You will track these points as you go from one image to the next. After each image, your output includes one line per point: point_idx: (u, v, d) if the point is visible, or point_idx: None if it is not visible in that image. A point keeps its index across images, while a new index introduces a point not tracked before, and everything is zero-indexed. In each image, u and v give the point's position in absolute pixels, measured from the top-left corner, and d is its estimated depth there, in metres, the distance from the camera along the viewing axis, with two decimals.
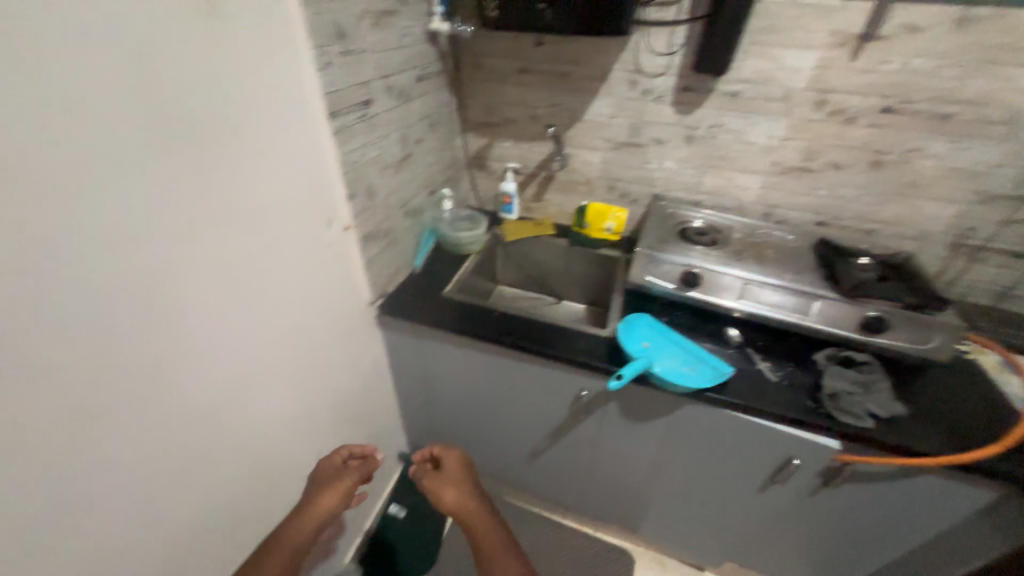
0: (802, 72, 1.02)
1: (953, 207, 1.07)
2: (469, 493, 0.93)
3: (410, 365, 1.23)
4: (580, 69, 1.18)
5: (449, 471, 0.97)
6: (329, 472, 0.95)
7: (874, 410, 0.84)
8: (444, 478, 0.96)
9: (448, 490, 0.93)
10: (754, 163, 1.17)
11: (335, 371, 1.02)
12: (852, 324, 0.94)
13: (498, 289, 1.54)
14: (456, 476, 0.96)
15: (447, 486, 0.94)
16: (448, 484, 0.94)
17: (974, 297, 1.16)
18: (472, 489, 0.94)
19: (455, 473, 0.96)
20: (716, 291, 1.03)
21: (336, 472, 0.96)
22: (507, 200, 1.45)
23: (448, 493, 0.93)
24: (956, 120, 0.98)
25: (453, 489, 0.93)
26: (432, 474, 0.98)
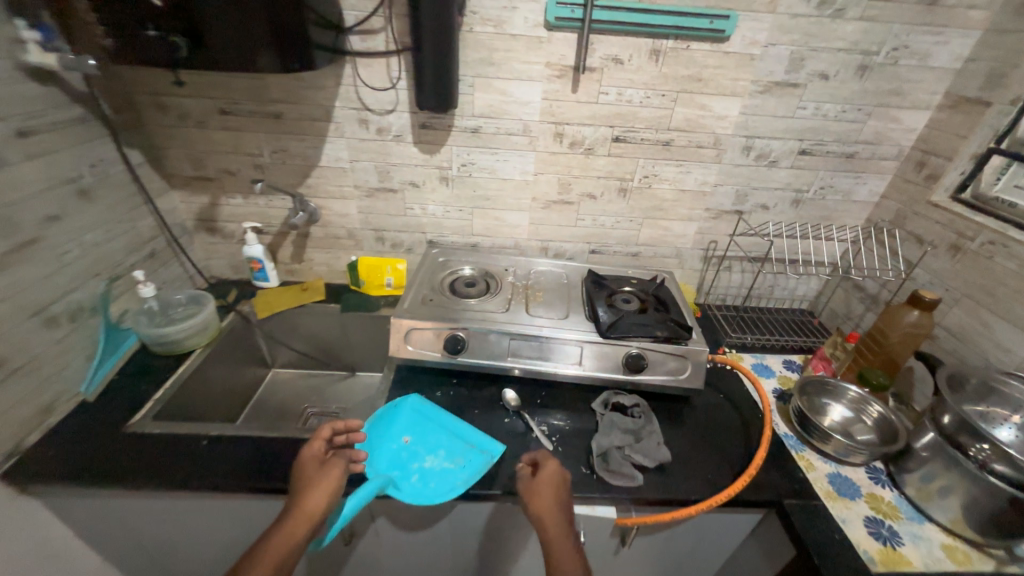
0: (533, 105, 0.96)
1: (694, 225, 1.13)
2: (559, 501, 0.66)
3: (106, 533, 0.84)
4: (297, 108, 0.96)
5: (544, 477, 0.68)
6: (311, 466, 0.68)
7: (639, 462, 0.79)
8: (543, 481, 0.67)
9: (537, 496, 0.66)
10: (516, 200, 1.10)
11: None
12: (617, 365, 0.89)
13: (273, 374, 1.26)
14: (556, 482, 0.68)
15: (545, 489, 0.67)
16: (543, 487, 0.67)
17: (728, 300, 1.26)
18: (560, 497, 0.66)
19: (553, 478, 0.68)
20: (485, 352, 0.91)
21: (322, 462, 0.69)
22: (258, 266, 1.14)
23: (541, 500, 0.66)
24: (675, 146, 1.01)
25: (548, 495, 0.66)
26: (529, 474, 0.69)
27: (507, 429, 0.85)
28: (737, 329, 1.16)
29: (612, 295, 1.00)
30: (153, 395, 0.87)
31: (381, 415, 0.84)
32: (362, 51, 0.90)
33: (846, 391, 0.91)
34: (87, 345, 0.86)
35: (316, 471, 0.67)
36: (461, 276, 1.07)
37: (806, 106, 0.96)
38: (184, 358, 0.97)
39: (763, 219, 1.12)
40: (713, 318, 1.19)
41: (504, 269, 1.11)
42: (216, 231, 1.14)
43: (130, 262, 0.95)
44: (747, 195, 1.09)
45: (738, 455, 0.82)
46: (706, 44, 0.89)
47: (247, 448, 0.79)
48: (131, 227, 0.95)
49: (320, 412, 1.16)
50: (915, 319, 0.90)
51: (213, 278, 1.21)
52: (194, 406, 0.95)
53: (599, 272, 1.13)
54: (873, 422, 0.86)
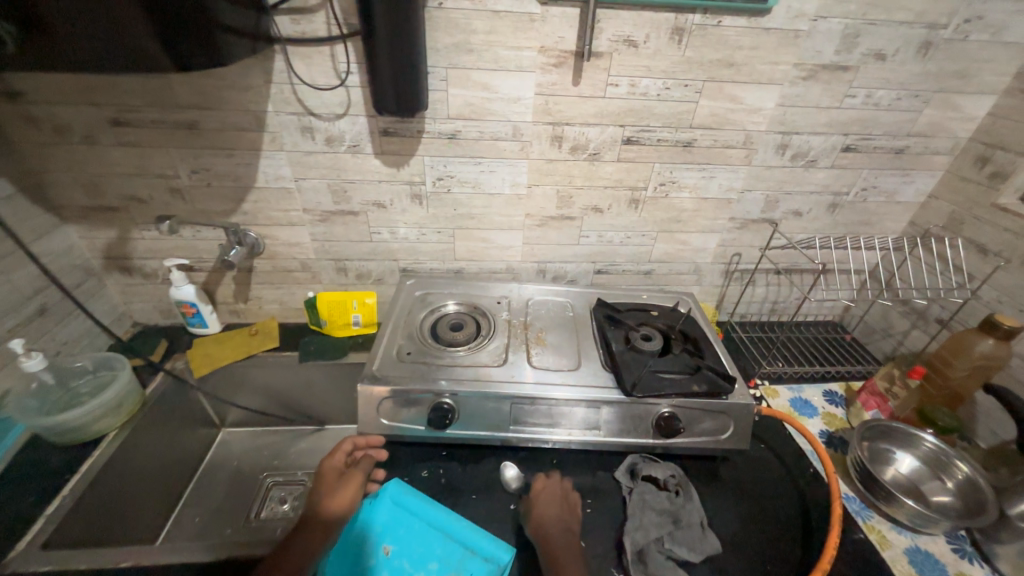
0: (524, 103, 0.76)
1: (716, 237, 0.96)
2: (566, 516, 0.66)
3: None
4: (217, 115, 0.74)
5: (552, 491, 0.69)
6: (331, 477, 0.69)
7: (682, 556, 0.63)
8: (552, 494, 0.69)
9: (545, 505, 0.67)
10: (507, 218, 0.90)
11: None
12: (645, 427, 0.72)
13: (223, 436, 1.04)
14: (562, 497, 0.69)
15: (552, 501, 0.68)
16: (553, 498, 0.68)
17: (751, 317, 1.11)
18: (566, 512, 0.67)
19: (559, 490, 0.70)
20: (480, 419, 0.72)
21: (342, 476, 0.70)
22: (191, 311, 0.92)
23: (548, 510, 0.66)
24: (698, 147, 0.83)
25: (554, 507, 0.67)
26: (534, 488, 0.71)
27: (513, 519, 0.68)
28: (766, 354, 1.01)
29: (629, 333, 0.82)
30: (45, 510, 0.65)
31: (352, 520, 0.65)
32: (296, 37, 0.68)
33: (920, 441, 0.77)
34: None
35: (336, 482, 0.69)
36: (444, 315, 0.87)
37: (856, 93, 0.79)
38: (93, 444, 0.75)
39: (795, 227, 0.96)
40: (739, 342, 1.04)
41: (496, 302, 0.91)
42: (132, 271, 0.91)
43: (4, 328, 0.73)
44: (779, 200, 0.92)
45: (796, 534, 0.67)
46: (741, 19, 0.70)
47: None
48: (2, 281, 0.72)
49: (283, 482, 0.96)
50: (989, 349, 0.76)
51: (137, 325, 0.98)
52: (109, 506, 0.74)
53: (608, 298, 0.95)
54: (956, 484, 0.72)
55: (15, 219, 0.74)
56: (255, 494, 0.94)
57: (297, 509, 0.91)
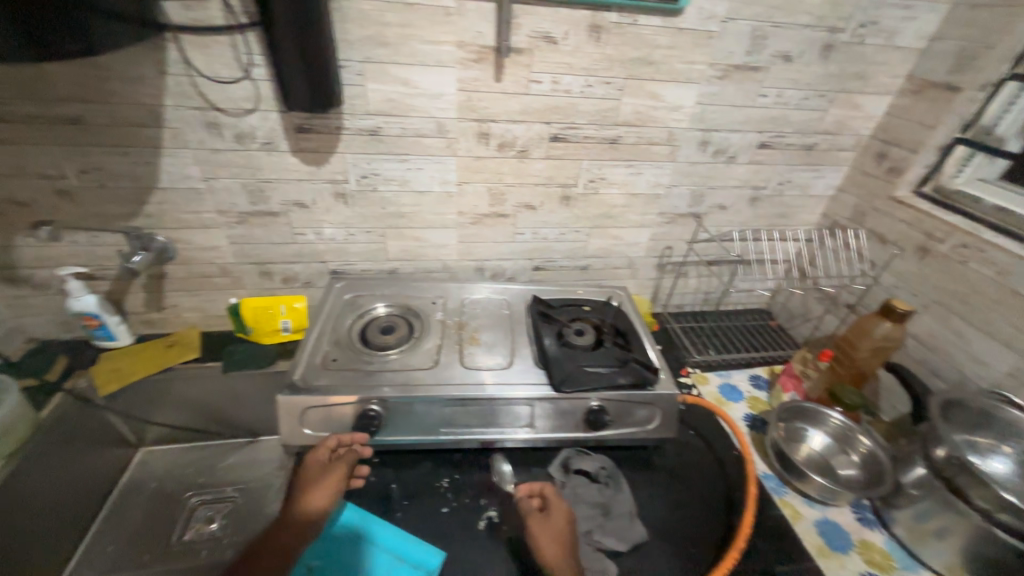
0: (447, 99, 0.74)
1: (648, 232, 0.99)
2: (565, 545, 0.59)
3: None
4: (106, 108, 0.67)
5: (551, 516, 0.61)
6: (314, 472, 0.64)
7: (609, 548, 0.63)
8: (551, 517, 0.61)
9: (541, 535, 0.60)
10: (438, 216, 0.88)
11: None
12: (576, 421, 0.73)
13: (142, 455, 0.96)
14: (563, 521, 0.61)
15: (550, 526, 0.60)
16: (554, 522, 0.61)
17: (685, 308, 1.15)
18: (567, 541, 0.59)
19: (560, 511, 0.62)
20: (410, 424, 0.71)
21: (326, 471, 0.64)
22: (94, 324, 0.84)
23: (550, 541, 0.58)
24: (624, 143, 0.84)
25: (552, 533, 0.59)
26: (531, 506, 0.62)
27: (444, 523, 0.67)
28: (698, 343, 1.05)
29: (562, 329, 0.83)
30: None
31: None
32: (190, 25, 0.63)
33: (829, 418, 0.82)
34: None
35: (317, 476, 0.63)
36: (374, 318, 0.84)
37: (767, 93, 0.83)
38: None
39: (721, 221, 1.00)
40: (673, 333, 1.07)
41: (430, 302, 0.90)
42: (20, 282, 0.82)
43: None
44: (704, 195, 0.95)
45: (717, 515, 0.71)
46: (656, 18, 0.72)
47: None
48: None
49: (210, 500, 0.90)
50: (888, 331, 0.82)
51: (31, 341, 0.89)
52: None
53: (544, 295, 0.95)
54: (860, 457, 0.78)
55: None
56: (178, 515, 0.88)
57: (226, 528, 0.86)
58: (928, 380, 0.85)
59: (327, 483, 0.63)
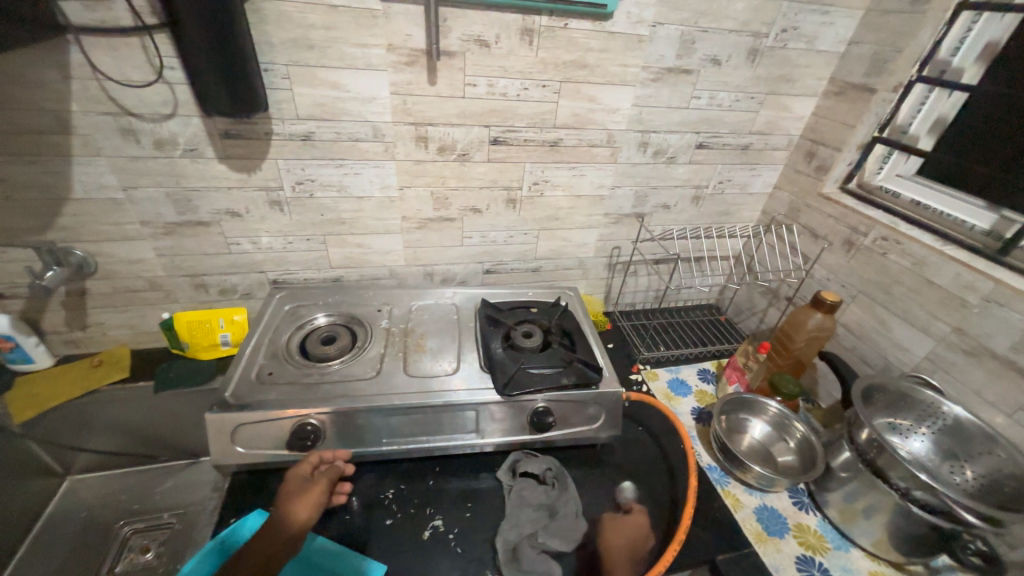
0: (380, 102, 0.73)
1: (595, 232, 1.00)
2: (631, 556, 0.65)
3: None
4: (4, 115, 0.63)
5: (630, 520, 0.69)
6: (294, 488, 0.61)
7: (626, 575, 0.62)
8: (626, 522, 0.69)
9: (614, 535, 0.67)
10: (381, 222, 0.87)
11: None
12: (522, 424, 0.73)
13: (68, 484, 0.88)
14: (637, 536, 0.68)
15: (623, 532, 0.68)
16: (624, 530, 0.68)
17: (638, 306, 1.17)
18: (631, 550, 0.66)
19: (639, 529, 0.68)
20: (350, 436, 0.69)
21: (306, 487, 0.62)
22: (7, 345, 0.78)
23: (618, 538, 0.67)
24: (565, 146, 0.85)
25: (621, 539, 0.67)
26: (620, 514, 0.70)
27: (388, 535, 0.65)
28: (648, 340, 1.07)
29: (509, 332, 0.83)
30: None
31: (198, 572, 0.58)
32: (94, 26, 0.59)
33: (767, 407, 0.85)
34: None
35: (300, 488, 0.62)
36: (315, 329, 0.82)
37: (700, 95, 0.86)
38: None
39: (666, 220, 1.02)
40: (625, 331, 1.09)
41: (376, 310, 0.88)
42: None
43: None
44: (647, 195, 0.97)
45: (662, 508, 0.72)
46: (587, 22, 0.73)
47: None
48: None
49: (144, 527, 0.87)
50: (819, 321, 0.86)
51: None
52: None
53: (494, 298, 0.95)
54: (796, 443, 0.81)
55: None
56: (109, 547, 0.84)
57: (161, 556, 0.82)
58: (858, 367, 0.89)
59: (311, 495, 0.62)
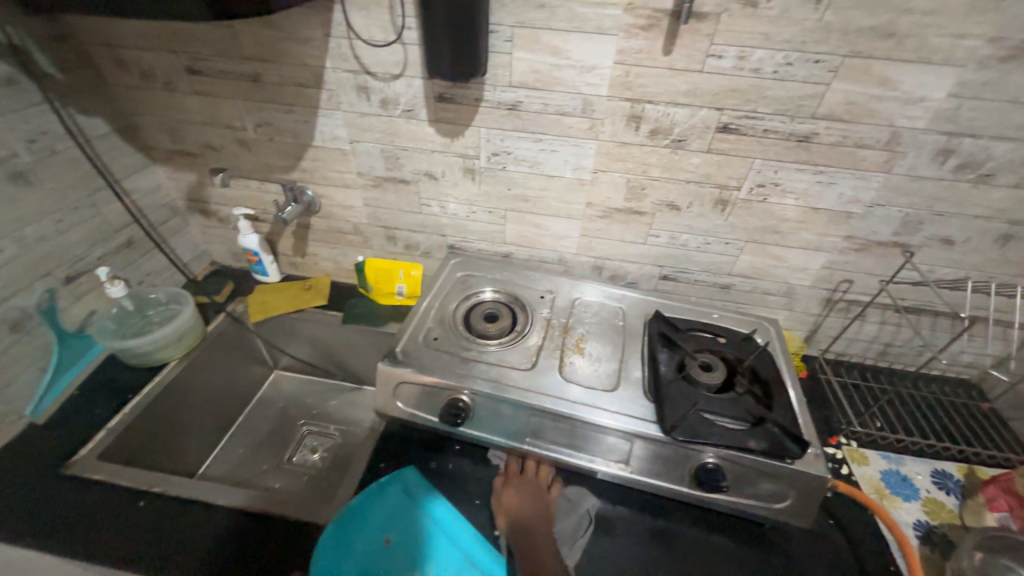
0: (600, 73, 0.64)
1: (822, 256, 0.78)
2: (546, 513, 0.63)
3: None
4: (279, 68, 0.72)
5: (522, 484, 0.66)
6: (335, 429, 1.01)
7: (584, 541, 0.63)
8: (521, 486, 0.65)
9: (513, 511, 0.63)
10: (565, 204, 0.80)
11: None
12: (681, 473, 0.62)
13: (275, 377, 1.11)
14: (540, 490, 0.65)
15: (521, 492, 0.65)
16: (521, 495, 0.64)
17: (849, 358, 0.90)
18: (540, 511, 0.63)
19: (540, 479, 0.67)
20: (494, 425, 0.67)
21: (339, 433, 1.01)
22: (254, 259, 0.97)
23: (517, 496, 0.64)
24: (819, 143, 0.65)
25: (523, 500, 0.64)
26: (511, 471, 0.68)
27: None
28: (860, 408, 0.82)
29: (683, 359, 0.70)
30: (107, 423, 0.74)
31: (357, 500, 0.63)
32: None
33: None
34: (35, 356, 0.73)
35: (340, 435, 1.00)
36: (480, 303, 0.82)
37: None
38: (156, 371, 0.83)
39: (938, 258, 0.74)
40: (825, 387, 0.85)
41: (539, 296, 0.84)
42: (209, 215, 0.97)
43: (95, 256, 0.81)
44: (922, 222, 0.70)
45: None
46: None
47: (192, 520, 0.64)
48: (95, 214, 0.79)
49: (317, 432, 1.01)
50: None
51: (213, 265, 1.06)
52: (164, 428, 0.82)
53: (670, 311, 0.82)
54: None
55: (109, 157, 0.81)
56: (290, 438, 1.00)
57: (324, 461, 0.96)
58: None
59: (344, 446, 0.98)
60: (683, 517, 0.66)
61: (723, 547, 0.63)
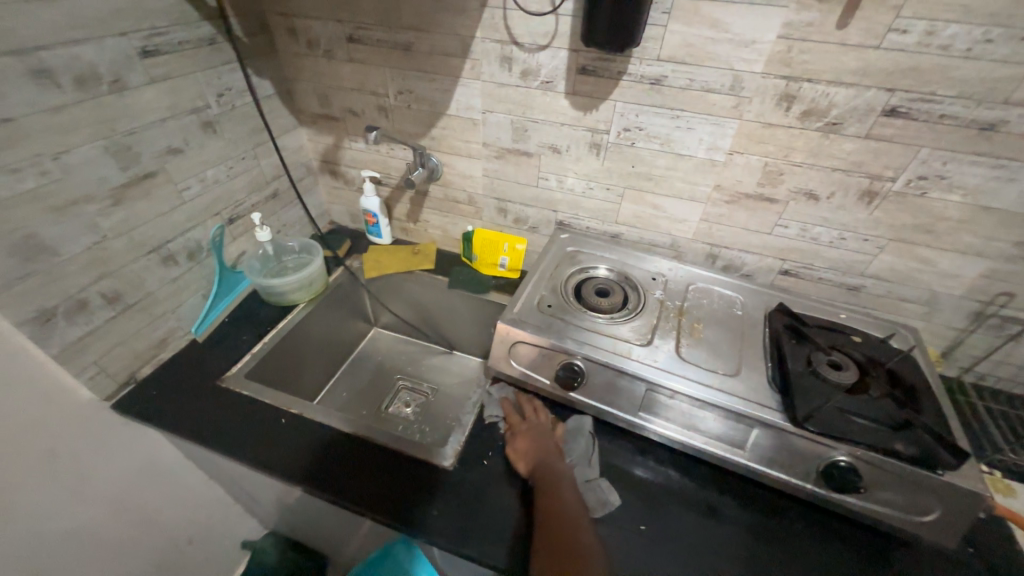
0: (758, 48, 0.62)
1: (982, 263, 0.70)
2: (554, 447, 0.67)
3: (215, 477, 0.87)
4: (431, 38, 0.77)
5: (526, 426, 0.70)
6: (430, 385, 1.07)
7: (595, 459, 0.68)
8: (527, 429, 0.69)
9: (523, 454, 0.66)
10: (690, 185, 0.78)
11: (50, 516, 0.67)
12: (807, 468, 0.59)
13: (374, 332, 1.19)
14: (544, 430, 0.69)
15: (530, 434, 0.69)
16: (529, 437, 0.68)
17: (994, 384, 0.81)
18: (547, 449, 0.66)
19: (542, 420, 0.71)
20: (605, 392, 0.68)
21: (435, 389, 1.06)
22: (372, 220, 1.04)
23: (523, 439, 0.69)
24: (1005, 133, 0.59)
25: (533, 440, 0.68)
26: (514, 421, 0.72)
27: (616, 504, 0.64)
28: (1010, 438, 0.73)
29: (813, 353, 0.66)
30: (251, 348, 0.84)
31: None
32: None
33: None
34: (202, 285, 0.84)
35: (434, 391, 1.05)
36: (592, 277, 0.82)
37: None
38: (288, 310, 0.93)
39: None
40: (962, 409, 0.77)
41: (651, 277, 0.83)
42: (338, 177, 1.06)
43: (251, 203, 0.91)
44: None
45: None
46: None
47: (323, 442, 0.70)
48: (255, 165, 0.89)
49: (411, 387, 1.06)
50: None
51: (333, 224, 1.16)
52: (292, 363, 0.92)
53: (793, 306, 0.78)
54: None
55: (271, 115, 0.90)
56: (387, 390, 1.06)
57: (418, 415, 1.01)
58: None
59: (440, 402, 1.03)
60: (799, 517, 0.63)
61: (843, 554, 0.60)
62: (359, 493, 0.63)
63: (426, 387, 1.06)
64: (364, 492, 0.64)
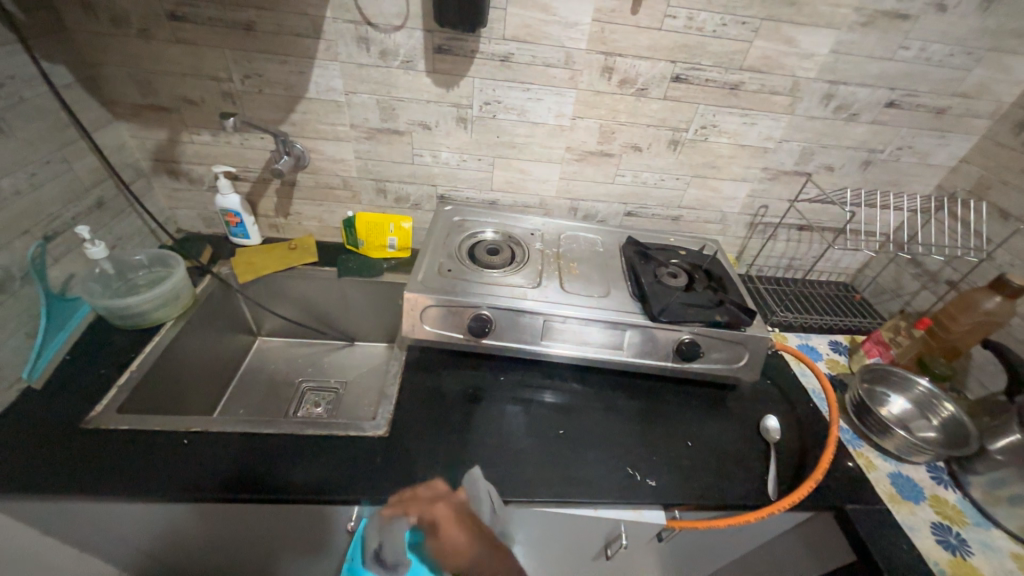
0: (581, 29, 0.76)
1: (746, 186, 0.98)
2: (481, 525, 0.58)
3: (91, 542, 0.73)
4: (275, 16, 0.74)
5: (437, 507, 0.57)
6: (336, 379, 1.04)
7: (499, 503, 0.63)
8: (444, 520, 0.56)
9: (454, 550, 0.56)
10: (548, 149, 0.92)
11: None
12: (666, 351, 0.78)
13: (260, 342, 1.10)
14: (461, 505, 0.59)
15: (455, 527, 0.57)
16: (453, 530, 0.56)
17: (768, 272, 1.14)
18: (479, 530, 0.57)
19: (451, 500, 0.59)
20: (512, 334, 0.78)
21: (342, 381, 1.04)
22: (234, 221, 0.95)
23: (453, 539, 0.56)
24: (745, 91, 0.84)
25: (463, 533, 0.56)
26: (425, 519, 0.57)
27: (536, 423, 0.76)
28: (780, 305, 1.05)
29: (658, 268, 0.86)
30: (115, 381, 0.72)
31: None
32: None
33: (915, 385, 0.83)
34: (21, 321, 0.69)
35: (342, 384, 1.03)
36: (482, 240, 0.91)
37: (910, 45, 0.79)
38: (151, 332, 0.81)
39: (827, 182, 0.97)
40: (753, 293, 1.08)
41: (529, 233, 0.95)
42: (179, 177, 0.94)
43: (69, 215, 0.76)
44: (813, 153, 0.93)
45: (792, 450, 0.76)
46: None
47: (239, 449, 0.66)
48: (65, 169, 0.74)
49: (316, 387, 1.02)
50: (993, 306, 0.79)
51: (182, 232, 1.02)
52: (167, 388, 0.81)
53: (638, 238, 0.98)
54: (940, 421, 0.79)
55: (75, 108, 0.76)
56: (290, 396, 1.00)
57: (329, 411, 0.98)
58: None
59: (352, 391, 1.02)
60: (666, 392, 0.83)
61: (697, 407, 0.81)
62: (294, 484, 0.63)
63: (332, 383, 1.04)
64: (300, 481, 0.63)
